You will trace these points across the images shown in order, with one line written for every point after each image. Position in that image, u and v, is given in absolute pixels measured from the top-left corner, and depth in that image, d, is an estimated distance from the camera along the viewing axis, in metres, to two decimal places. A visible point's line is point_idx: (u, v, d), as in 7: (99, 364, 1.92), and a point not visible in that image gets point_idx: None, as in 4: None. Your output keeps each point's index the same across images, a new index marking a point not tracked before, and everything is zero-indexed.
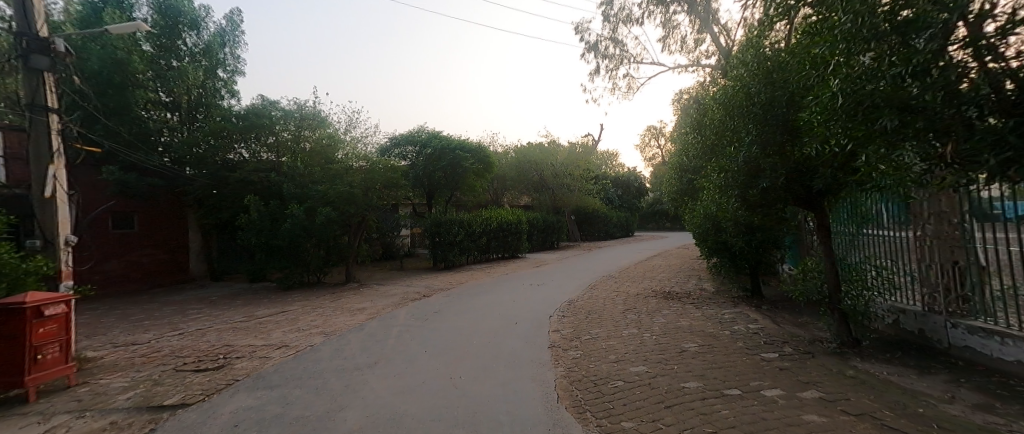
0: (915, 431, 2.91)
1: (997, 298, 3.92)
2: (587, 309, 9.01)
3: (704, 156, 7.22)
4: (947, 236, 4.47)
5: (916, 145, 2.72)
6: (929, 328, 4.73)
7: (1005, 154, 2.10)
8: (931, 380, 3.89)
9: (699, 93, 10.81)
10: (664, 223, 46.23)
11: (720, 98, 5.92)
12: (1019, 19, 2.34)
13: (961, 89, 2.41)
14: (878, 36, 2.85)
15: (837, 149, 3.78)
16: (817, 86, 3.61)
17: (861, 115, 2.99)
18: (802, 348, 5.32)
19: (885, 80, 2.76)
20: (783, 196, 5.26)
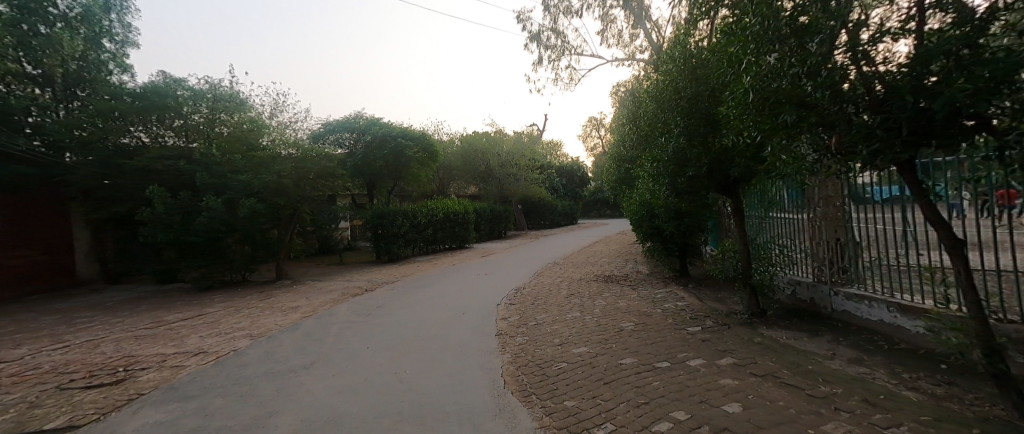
0: (805, 386, 3.40)
1: (867, 268, 4.65)
2: (533, 296, 9.23)
3: (639, 146, 7.63)
4: (832, 217, 5.18)
5: (809, 137, 3.10)
6: (818, 297, 5.47)
7: (875, 146, 2.52)
8: (818, 340, 4.54)
9: (635, 85, 11.34)
10: (605, 210, 48.70)
11: (652, 92, 6.29)
12: (886, 29, 2.75)
13: (843, 89, 2.79)
14: (780, 39, 3.18)
15: (748, 140, 4.18)
16: (733, 83, 3.94)
17: (768, 110, 3.34)
18: (721, 321, 5.91)
19: (787, 79, 3.10)
20: (706, 184, 5.75)
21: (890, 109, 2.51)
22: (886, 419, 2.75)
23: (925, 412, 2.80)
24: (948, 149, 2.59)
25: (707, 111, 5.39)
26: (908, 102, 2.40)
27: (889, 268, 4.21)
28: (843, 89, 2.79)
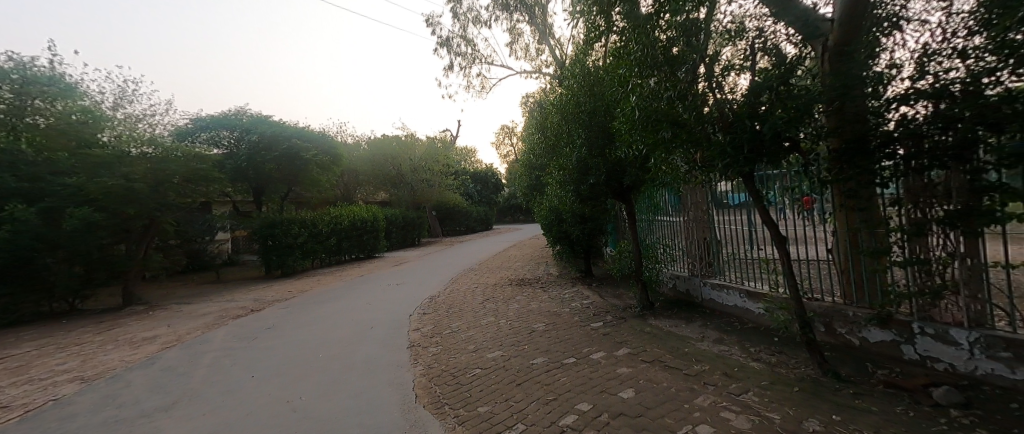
0: (684, 366, 3.91)
1: (727, 261, 5.54)
2: (447, 303, 9.06)
3: (547, 155, 8.04)
4: (701, 219, 6.07)
5: (683, 151, 3.61)
6: (692, 288, 6.34)
7: (731, 158, 3.15)
8: (694, 325, 5.28)
9: (542, 97, 11.94)
10: (519, 216, 50.21)
11: (557, 104, 6.67)
12: (730, 66, 3.38)
13: (704, 112, 3.35)
14: (657, 65, 3.64)
15: (637, 152, 4.68)
16: (622, 101, 4.38)
17: (650, 127, 3.79)
18: (618, 315, 6.49)
19: (664, 100, 3.58)
20: (605, 190, 6.27)
21: (736, 130, 3.12)
22: (742, 387, 3.30)
23: (767, 378, 3.43)
24: (773, 164, 3.28)
25: (604, 124, 5.90)
26: (749, 125, 3.03)
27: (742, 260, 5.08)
28: (708, 114, 3.34)
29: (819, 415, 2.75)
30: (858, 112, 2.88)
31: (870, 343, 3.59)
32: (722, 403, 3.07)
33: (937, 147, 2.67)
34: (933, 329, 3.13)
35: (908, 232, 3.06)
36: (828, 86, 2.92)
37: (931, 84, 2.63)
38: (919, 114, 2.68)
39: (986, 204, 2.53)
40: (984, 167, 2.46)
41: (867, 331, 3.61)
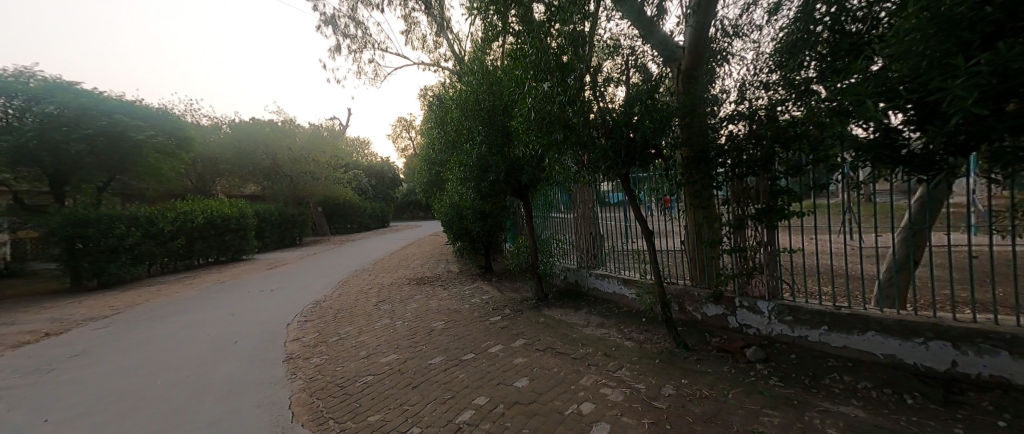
0: (572, 351, 4.27)
1: (609, 253, 6.18)
2: (335, 308, 8.28)
3: (447, 150, 7.90)
4: (587, 216, 6.64)
5: (572, 153, 3.92)
6: (579, 279, 6.89)
7: (613, 160, 3.60)
8: (580, 313, 5.79)
9: (441, 92, 11.62)
10: (417, 212, 48.57)
11: (457, 100, 6.58)
12: (609, 79, 3.81)
13: (589, 119, 3.70)
14: (549, 70, 3.84)
15: (533, 152, 4.89)
16: (519, 102, 4.53)
17: (544, 128, 4.01)
18: (515, 308, 6.75)
19: (556, 103, 3.80)
20: (503, 187, 6.42)
21: (616, 136, 3.57)
22: (617, 365, 3.75)
23: (636, 354, 3.97)
24: (642, 167, 3.78)
25: (502, 123, 6.03)
26: (625, 132, 3.51)
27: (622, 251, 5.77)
28: (593, 120, 3.70)
29: (673, 381, 3.29)
30: (702, 128, 3.67)
31: (708, 316, 4.38)
32: (602, 380, 3.44)
33: (750, 158, 3.53)
34: (747, 302, 3.97)
35: (732, 225, 3.98)
36: (681, 105, 3.63)
37: (746, 110, 3.56)
38: (739, 132, 3.60)
39: (779, 202, 3.54)
40: (778, 175, 3.48)
41: (706, 307, 4.40)
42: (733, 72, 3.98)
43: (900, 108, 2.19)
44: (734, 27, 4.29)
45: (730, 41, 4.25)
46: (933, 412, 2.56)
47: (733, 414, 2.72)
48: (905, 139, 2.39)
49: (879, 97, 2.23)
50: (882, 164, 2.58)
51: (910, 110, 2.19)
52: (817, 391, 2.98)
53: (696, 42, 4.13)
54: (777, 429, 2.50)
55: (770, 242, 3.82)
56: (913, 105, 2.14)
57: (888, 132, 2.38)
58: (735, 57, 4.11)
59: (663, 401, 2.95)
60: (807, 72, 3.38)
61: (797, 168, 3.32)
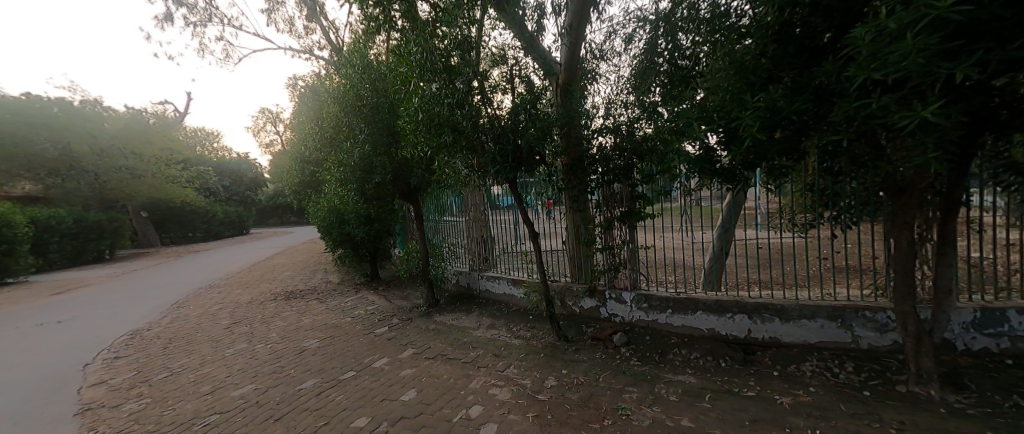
0: (461, 356, 4.24)
1: (500, 255, 6.36)
2: (170, 336, 6.70)
3: (324, 148, 7.13)
4: (479, 219, 6.68)
5: (462, 156, 3.95)
6: (471, 282, 6.82)
7: (499, 166, 3.76)
8: (471, 316, 5.83)
9: (317, 82, 10.40)
10: (287, 217, 42.64)
11: (334, 93, 5.99)
12: (495, 85, 3.95)
13: (479, 124, 3.79)
14: (436, 71, 3.77)
15: (422, 155, 4.75)
16: (404, 101, 4.34)
17: (433, 129, 3.94)
18: (403, 316, 6.44)
19: (444, 105, 3.78)
20: (391, 190, 6.09)
21: (504, 142, 3.75)
22: (505, 363, 3.87)
23: (523, 351, 4.16)
24: (528, 172, 4.03)
25: (388, 122, 5.70)
26: (511, 138, 3.72)
27: (513, 253, 6.05)
28: (481, 124, 3.79)
29: (555, 373, 3.54)
30: (578, 137, 4.18)
31: (584, 309, 4.83)
32: (490, 381, 3.51)
33: (615, 167, 4.17)
34: (615, 294, 4.50)
35: (603, 225, 4.51)
36: (560, 115, 4.06)
37: (612, 124, 4.10)
38: (607, 144, 4.14)
39: (637, 205, 4.22)
40: (636, 182, 4.17)
41: (582, 301, 4.84)
42: (601, 90, 4.51)
43: (715, 131, 2.77)
44: (600, 51, 4.86)
45: (597, 62, 4.82)
46: (737, 370, 3.37)
47: (603, 395, 3.06)
48: (718, 154, 3.02)
49: (701, 120, 2.78)
50: (706, 174, 3.23)
51: (722, 133, 2.77)
52: (664, 365, 3.59)
53: (571, 60, 4.55)
54: (636, 403, 2.89)
55: (632, 239, 4.42)
56: (723, 129, 2.73)
57: (708, 151, 3.00)
58: (602, 77, 4.67)
59: (545, 393, 3.14)
60: (653, 95, 4.03)
61: (648, 176, 4.05)
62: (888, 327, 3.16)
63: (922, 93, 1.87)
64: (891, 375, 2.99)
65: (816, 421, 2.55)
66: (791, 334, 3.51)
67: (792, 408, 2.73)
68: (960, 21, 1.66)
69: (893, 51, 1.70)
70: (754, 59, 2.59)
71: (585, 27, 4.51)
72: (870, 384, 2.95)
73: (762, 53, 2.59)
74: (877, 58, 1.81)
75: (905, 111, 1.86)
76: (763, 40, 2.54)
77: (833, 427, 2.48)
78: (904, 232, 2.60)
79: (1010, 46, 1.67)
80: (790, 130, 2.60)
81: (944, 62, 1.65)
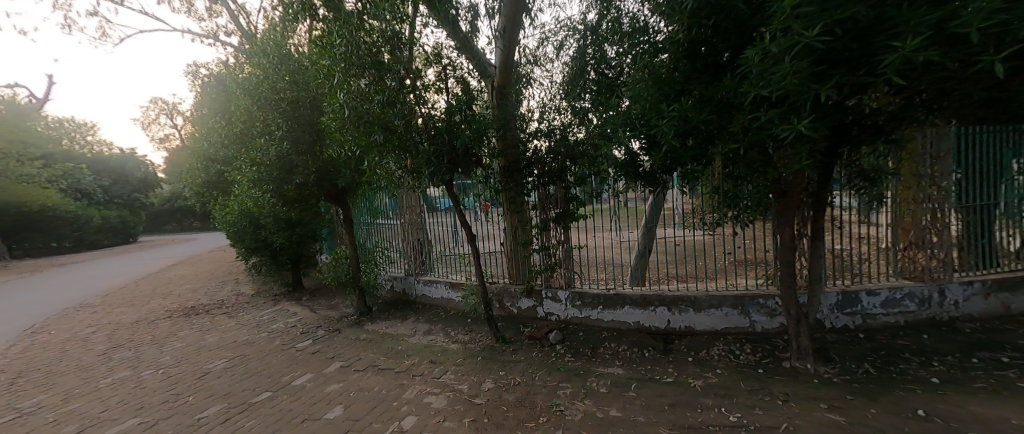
0: (394, 366, 4.05)
1: (437, 258, 6.20)
2: (24, 370, 5.48)
3: (233, 145, 6.38)
4: (415, 222, 6.43)
5: (393, 156, 3.79)
6: (407, 287, 6.54)
7: (433, 167, 3.68)
8: (406, 323, 5.61)
9: (224, 71, 9.29)
10: (189, 222, 37.47)
11: (246, 84, 5.39)
12: (429, 84, 3.86)
13: (412, 124, 3.67)
14: (364, 66, 3.58)
15: (350, 154, 4.46)
16: (328, 96, 4.04)
17: (361, 128, 3.73)
18: (331, 327, 5.98)
19: (374, 103, 3.60)
20: (315, 191, 5.64)
21: (439, 142, 3.68)
22: (442, 370, 3.78)
23: (460, 356, 4.10)
24: (464, 173, 4.06)
25: (310, 118, 5.25)
26: (447, 139, 3.66)
27: (452, 256, 5.94)
28: (415, 123, 3.67)
29: (492, 375, 3.54)
30: (514, 140, 4.22)
31: (522, 309, 4.89)
32: (426, 389, 3.40)
33: (550, 169, 4.29)
34: (551, 293, 4.63)
35: (539, 227, 4.62)
36: (495, 117, 4.07)
37: (547, 128, 4.16)
38: (542, 147, 4.23)
39: (571, 207, 4.43)
40: (570, 185, 4.36)
41: (520, 302, 4.90)
42: (535, 94, 4.62)
43: (638, 137, 2.99)
44: (534, 56, 5.00)
45: (531, 67, 4.95)
46: (659, 358, 3.67)
47: (539, 393, 3.12)
48: (641, 159, 3.26)
49: (625, 127, 2.99)
50: (631, 177, 3.46)
51: (644, 139, 3.00)
52: (596, 359, 3.78)
53: (506, 63, 4.60)
54: (570, 398, 3.00)
55: (566, 239, 4.59)
56: (645, 136, 2.96)
57: (632, 155, 3.23)
58: (536, 82, 4.79)
59: (482, 396, 3.12)
60: (583, 101, 4.24)
61: (581, 179, 4.30)
62: (776, 312, 3.80)
63: (797, 110, 2.22)
64: (778, 352, 3.53)
65: (722, 399, 2.87)
66: (703, 322, 3.94)
67: (703, 390, 3.03)
68: (823, 50, 1.98)
69: (776, 71, 1.99)
70: (668, 72, 2.86)
71: (518, 32, 4.62)
72: (764, 362, 3.43)
73: (675, 68, 2.84)
74: (764, 77, 2.09)
75: (786, 124, 2.18)
76: (675, 56, 2.79)
77: (736, 403, 2.80)
78: (786, 229, 3.16)
79: (857, 74, 2.05)
80: (699, 139, 2.90)
81: (812, 83, 1.97)
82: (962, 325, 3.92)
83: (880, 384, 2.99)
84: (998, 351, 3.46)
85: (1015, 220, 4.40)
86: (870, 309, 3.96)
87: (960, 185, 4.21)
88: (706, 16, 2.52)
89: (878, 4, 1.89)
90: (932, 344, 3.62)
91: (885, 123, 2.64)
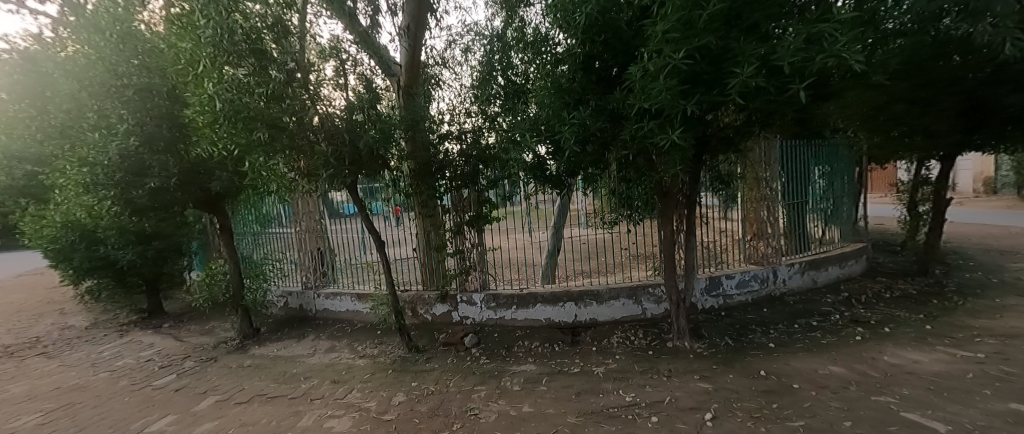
0: (287, 391, 3.59)
1: (341, 268, 5.71)
2: None
3: (52, 141, 5.02)
4: (314, 230, 5.81)
5: (283, 158, 3.40)
6: (305, 303, 5.86)
7: (330, 170, 3.38)
8: (304, 342, 5.05)
9: (35, 45, 7.26)
10: None
11: (71, 66, 4.26)
12: (319, 78, 3.49)
13: (304, 121, 3.31)
14: (239, 53, 3.09)
15: (226, 154, 3.84)
16: (192, 86, 3.42)
17: (239, 124, 3.25)
18: (202, 355, 4.93)
19: (253, 97, 3.13)
20: (175, 200, 4.60)
21: (338, 142, 3.41)
22: (346, 389, 3.47)
23: (368, 371, 3.83)
24: (370, 176, 3.92)
25: (167, 110, 4.26)
26: (347, 139, 3.42)
27: (358, 264, 5.53)
28: (308, 122, 3.34)
29: (403, 388, 3.37)
30: (424, 142, 4.03)
31: (437, 315, 4.77)
32: (327, 412, 3.08)
33: (463, 173, 4.28)
34: (466, 297, 4.61)
35: (453, 230, 4.58)
36: (403, 117, 3.90)
37: (457, 130, 4.13)
38: (454, 150, 4.19)
39: (484, 210, 4.49)
40: (483, 188, 4.43)
41: (435, 308, 4.77)
42: (444, 97, 4.56)
43: (544, 142, 3.18)
44: (442, 58, 4.96)
45: (439, 69, 4.88)
46: (567, 351, 3.92)
47: (454, 400, 3.09)
48: (547, 163, 3.47)
49: (532, 132, 3.19)
50: (539, 180, 3.63)
51: (549, 144, 3.21)
52: (510, 358, 3.88)
53: (412, 63, 4.50)
54: (485, 401, 3.03)
55: (480, 243, 4.63)
56: (550, 141, 3.16)
57: (540, 159, 3.41)
58: (445, 84, 4.74)
59: (393, 412, 2.96)
60: (493, 105, 4.32)
61: (494, 182, 4.36)
62: (662, 299, 4.38)
63: (671, 122, 2.61)
64: (664, 335, 4.05)
65: (620, 382, 3.19)
66: (604, 312, 4.34)
67: (605, 375, 3.32)
68: (688, 71, 2.36)
69: (656, 86, 2.34)
70: (568, 82, 3.07)
71: (424, 32, 4.54)
72: (654, 344, 3.89)
73: (574, 79, 3.04)
74: (649, 90, 2.41)
75: (664, 134, 2.56)
76: (575, 66, 2.97)
77: (631, 385, 3.13)
78: (668, 226, 3.67)
79: (712, 93, 2.50)
80: (595, 146, 3.21)
81: (681, 99, 2.37)
82: (789, 299, 4.99)
83: (737, 353, 3.63)
84: (811, 317, 4.47)
85: (819, 214, 5.76)
86: (729, 291, 4.78)
87: (785, 187, 5.36)
88: (598, 32, 2.77)
89: (723, 36, 2.32)
90: (770, 316, 4.52)
91: (734, 136, 3.24)
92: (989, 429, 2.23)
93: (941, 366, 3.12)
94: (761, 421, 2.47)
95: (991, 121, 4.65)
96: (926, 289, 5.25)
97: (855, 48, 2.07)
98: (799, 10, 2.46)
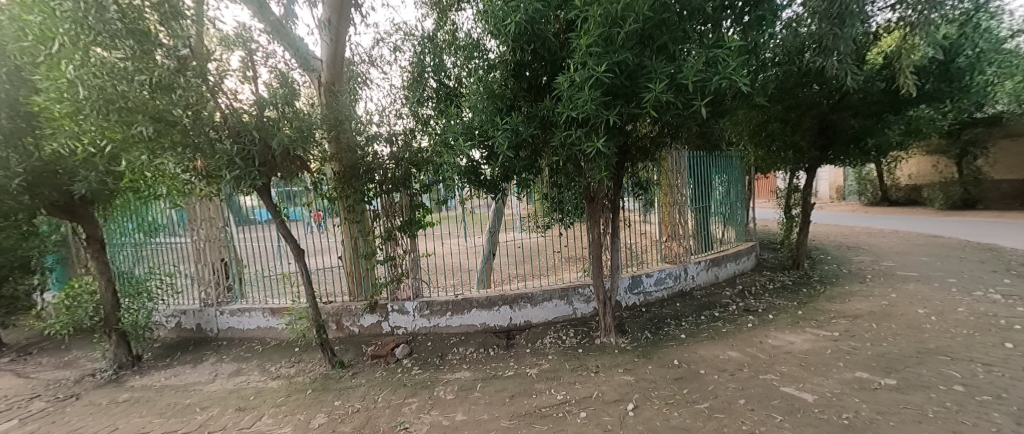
0: (178, 425, 3.07)
1: (250, 281, 5.08)
2: None
3: None
4: (216, 239, 5.09)
5: (173, 156, 2.94)
6: (203, 322, 5.10)
7: (235, 172, 3.01)
8: (200, 368, 4.39)
9: None
10: None
11: None
12: (220, 69, 3.05)
13: (201, 116, 2.89)
14: (114, 33, 2.59)
15: (94, 151, 3.20)
16: (46, 67, 2.81)
17: (114, 115, 2.74)
18: (56, 391, 4.02)
19: (132, 86, 2.69)
20: (18, 206, 3.70)
21: (245, 141, 3.04)
22: (255, 416, 3.08)
23: (282, 394, 3.45)
24: (285, 178, 3.61)
25: (11, 96, 3.39)
26: (257, 137, 3.07)
27: (271, 276, 4.98)
28: (208, 117, 2.93)
29: (324, 409, 3.10)
30: (349, 143, 3.88)
31: (364, 327, 4.46)
32: None
33: (393, 176, 4.13)
34: (397, 306, 4.40)
35: (383, 236, 4.34)
36: (325, 117, 3.62)
37: (387, 132, 3.97)
38: (384, 153, 4.02)
39: (417, 214, 4.37)
40: (415, 192, 4.29)
41: (362, 319, 4.45)
42: (373, 97, 4.26)
43: (476, 146, 3.17)
44: (369, 56, 4.68)
45: (367, 67, 4.60)
46: (501, 355, 3.94)
47: (381, 416, 2.91)
48: (481, 168, 3.48)
49: (464, 136, 3.14)
50: (473, 184, 3.63)
51: (483, 149, 3.21)
52: (444, 367, 3.79)
53: (333, 57, 4.22)
54: (416, 414, 2.90)
55: (413, 249, 4.47)
56: (482, 145, 3.16)
57: (473, 163, 3.40)
58: (373, 83, 4.45)
59: None
60: (426, 107, 4.06)
61: (427, 186, 4.33)
62: (591, 299, 4.62)
63: (595, 131, 2.77)
64: (592, 332, 4.27)
65: (551, 382, 3.28)
66: (536, 314, 4.44)
67: (537, 376, 3.40)
68: (609, 84, 2.54)
69: (581, 97, 2.49)
70: (500, 88, 3.11)
71: (347, 27, 4.27)
72: (583, 343, 4.08)
73: (506, 85, 3.11)
74: (574, 101, 2.55)
75: (589, 142, 2.73)
76: (505, 73, 3.06)
77: (562, 383, 3.24)
78: (595, 229, 3.89)
79: (630, 105, 2.71)
80: (526, 152, 3.28)
81: (603, 109, 2.55)
82: (696, 293, 5.58)
83: (655, 345, 3.96)
84: (714, 309, 5.05)
85: (720, 217, 6.53)
86: (648, 288, 5.20)
87: (693, 192, 6.00)
88: (527, 42, 2.86)
89: (638, 54, 2.54)
90: (681, 310, 5.01)
91: (650, 146, 3.55)
92: (843, 394, 2.71)
93: (809, 345, 3.73)
94: (674, 407, 2.72)
95: (840, 140, 5.71)
96: (798, 280, 6.23)
97: (742, 73, 2.39)
98: (700, 36, 2.78)
